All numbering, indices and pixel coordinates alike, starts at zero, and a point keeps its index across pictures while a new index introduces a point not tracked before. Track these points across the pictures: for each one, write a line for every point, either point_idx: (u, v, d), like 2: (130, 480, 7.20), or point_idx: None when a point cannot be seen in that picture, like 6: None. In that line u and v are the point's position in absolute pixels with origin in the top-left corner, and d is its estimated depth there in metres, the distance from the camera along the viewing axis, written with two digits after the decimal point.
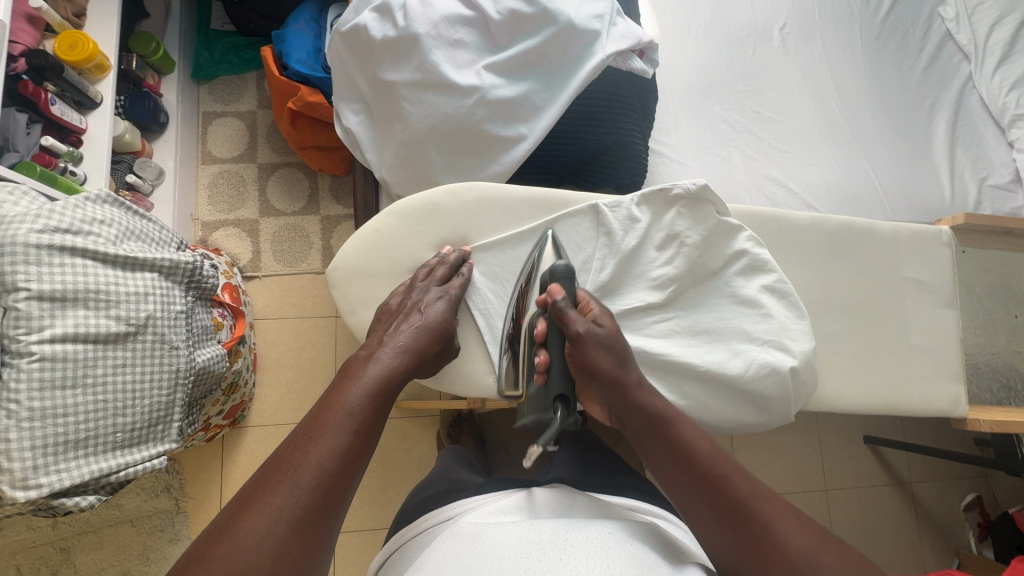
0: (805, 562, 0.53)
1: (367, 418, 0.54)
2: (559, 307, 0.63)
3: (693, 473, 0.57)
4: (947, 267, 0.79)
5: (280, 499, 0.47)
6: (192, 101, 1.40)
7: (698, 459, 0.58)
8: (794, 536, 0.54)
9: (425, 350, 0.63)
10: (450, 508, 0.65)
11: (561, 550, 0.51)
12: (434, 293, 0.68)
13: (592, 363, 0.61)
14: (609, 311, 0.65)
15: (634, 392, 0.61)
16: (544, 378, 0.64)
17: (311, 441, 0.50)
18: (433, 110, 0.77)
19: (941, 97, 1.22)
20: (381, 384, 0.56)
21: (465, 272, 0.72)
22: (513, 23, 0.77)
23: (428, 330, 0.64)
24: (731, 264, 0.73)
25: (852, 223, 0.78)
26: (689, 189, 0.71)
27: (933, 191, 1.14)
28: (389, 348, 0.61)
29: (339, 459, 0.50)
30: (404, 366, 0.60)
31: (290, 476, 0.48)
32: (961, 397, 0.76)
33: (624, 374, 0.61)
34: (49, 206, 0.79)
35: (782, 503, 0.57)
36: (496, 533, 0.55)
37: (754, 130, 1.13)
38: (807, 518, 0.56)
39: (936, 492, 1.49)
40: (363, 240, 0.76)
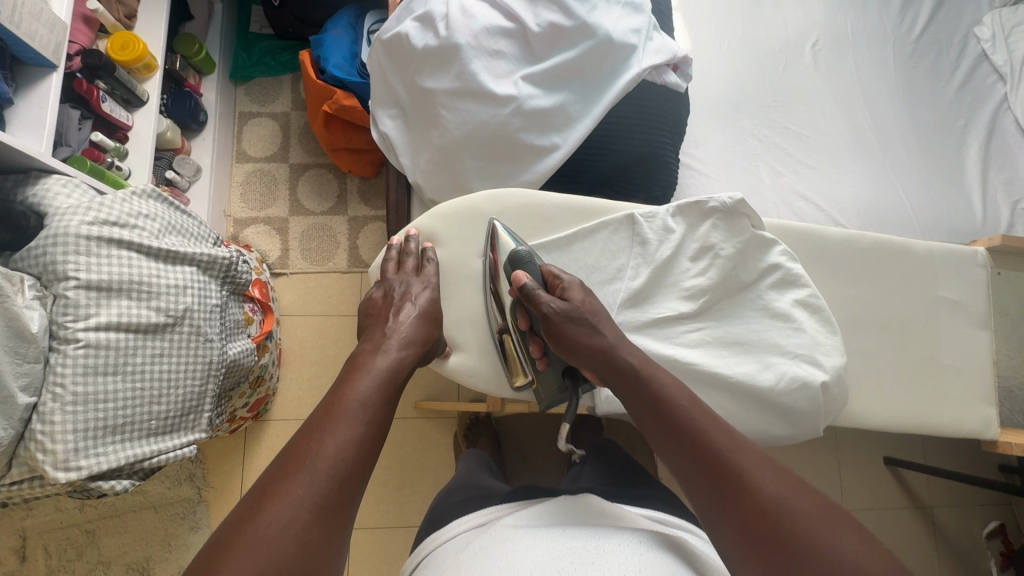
0: (780, 510, 0.49)
1: (377, 409, 0.56)
2: (526, 290, 0.67)
3: (669, 423, 0.58)
4: (982, 288, 0.79)
5: (300, 487, 0.47)
6: (229, 102, 1.45)
7: (672, 411, 0.58)
8: (770, 482, 0.51)
9: (424, 338, 0.68)
10: (479, 516, 0.67)
11: (593, 555, 0.52)
12: (419, 286, 0.72)
13: (568, 337, 0.64)
14: (577, 282, 0.68)
15: (613, 351, 0.63)
16: (545, 363, 0.72)
17: (325, 432, 0.52)
18: (470, 118, 0.78)
19: (975, 117, 1.21)
20: (388, 376, 0.60)
21: (432, 257, 0.75)
22: (552, 36, 0.79)
23: (423, 318, 0.69)
24: (764, 277, 0.73)
25: (886, 240, 0.77)
26: (725, 203, 0.72)
27: (965, 212, 1.13)
28: (391, 342, 0.64)
29: (355, 448, 0.52)
30: (406, 359, 0.63)
31: (309, 464, 0.49)
32: (993, 419, 0.76)
33: (599, 338, 0.63)
34: (98, 200, 0.83)
35: (765, 456, 0.55)
36: (526, 537, 0.57)
37: (782, 145, 1.14)
38: (791, 473, 0.53)
39: (957, 517, 1.46)
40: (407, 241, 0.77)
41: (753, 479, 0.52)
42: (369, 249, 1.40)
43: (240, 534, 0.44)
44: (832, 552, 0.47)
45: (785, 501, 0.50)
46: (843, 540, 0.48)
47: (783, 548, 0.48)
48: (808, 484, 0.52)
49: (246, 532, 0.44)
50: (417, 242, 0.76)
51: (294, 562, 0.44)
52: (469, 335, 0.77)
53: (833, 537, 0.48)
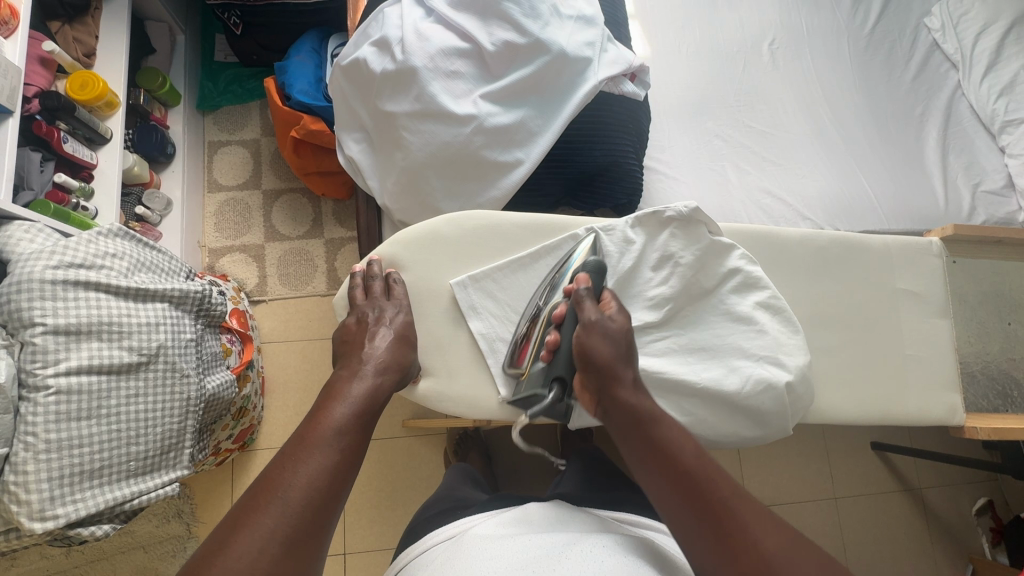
0: (778, 562, 0.50)
1: (352, 435, 0.56)
2: (580, 294, 0.68)
3: (675, 473, 0.57)
4: (938, 278, 0.81)
5: (270, 519, 0.47)
6: (197, 132, 1.44)
7: (682, 463, 0.58)
8: (768, 537, 0.52)
9: (401, 363, 0.68)
10: (454, 527, 0.67)
11: (556, 563, 0.53)
12: (391, 308, 0.72)
13: (590, 349, 0.64)
14: (624, 312, 0.69)
15: (623, 392, 0.62)
16: (550, 358, 0.70)
17: (297, 462, 0.52)
18: (432, 139, 0.79)
19: (931, 105, 1.24)
20: (365, 403, 0.60)
21: (397, 279, 0.75)
22: (507, 54, 0.80)
23: (398, 341, 0.69)
24: (725, 282, 0.74)
25: (842, 238, 0.79)
26: (681, 211, 0.73)
27: (927, 199, 1.15)
28: (368, 366, 0.64)
29: (327, 477, 0.52)
30: (384, 385, 0.64)
31: (279, 496, 0.49)
32: (958, 405, 0.77)
33: (617, 365, 0.63)
34: (63, 243, 0.82)
35: (767, 512, 0.55)
36: (494, 547, 0.57)
37: (747, 144, 1.16)
38: (796, 532, 0.53)
39: (946, 497, 1.48)
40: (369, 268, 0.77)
41: (761, 538, 0.52)
42: (347, 271, 1.40)
43: (208, 565, 0.44)
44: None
45: (790, 562, 0.50)
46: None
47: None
48: (807, 540, 0.53)
49: (215, 564, 0.44)
50: (380, 267, 0.76)
51: None
52: (440, 355, 0.77)
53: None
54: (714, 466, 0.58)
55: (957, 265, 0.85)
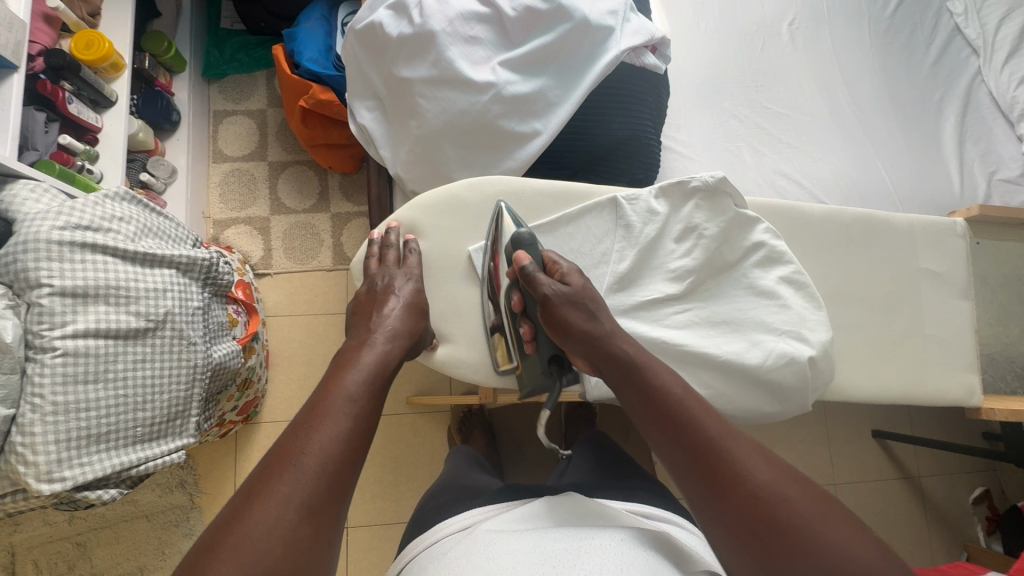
0: (769, 495, 0.49)
1: (365, 402, 0.55)
2: (527, 272, 0.67)
3: (664, 415, 0.56)
4: (962, 258, 0.80)
5: (286, 487, 0.47)
6: (202, 100, 1.41)
7: (667, 402, 0.57)
8: (760, 471, 0.50)
9: (411, 331, 0.66)
10: (467, 518, 0.67)
11: (576, 557, 0.52)
12: (402, 278, 0.71)
13: (565, 321, 0.65)
14: (576, 267, 0.69)
15: (608, 342, 0.63)
16: (534, 347, 0.73)
17: (311, 430, 0.51)
18: (449, 106, 0.77)
19: (950, 92, 1.22)
20: (376, 370, 0.59)
21: (412, 248, 0.75)
22: (528, 21, 0.78)
23: (410, 310, 0.68)
24: (748, 256, 0.74)
25: (865, 215, 0.78)
26: (707, 181, 0.72)
27: (943, 185, 1.14)
28: (377, 335, 0.63)
29: (341, 444, 0.51)
30: (393, 353, 0.62)
31: (294, 464, 0.48)
32: (976, 386, 0.77)
33: (594, 325, 0.64)
34: (70, 204, 0.80)
35: (755, 444, 0.54)
36: (509, 541, 0.57)
37: (763, 125, 1.14)
38: (785, 462, 0.52)
39: (945, 486, 1.50)
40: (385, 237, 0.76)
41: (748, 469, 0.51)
42: (354, 246, 1.38)
43: (226, 536, 0.44)
44: (828, 542, 0.46)
45: (781, 492, 0.49)
46: (836, 529, 0.47)
47: (783, 543, 0.47)
48: (796, 469, 0.52)
49: (231, 535, 0.44)
50: (397, 235, 0.75)
51: (281, 562, 0.43)
52: (455, 328, 0.77)
53: (825, 526, 0.47)
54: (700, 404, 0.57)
55: (979, 247, 0.84)
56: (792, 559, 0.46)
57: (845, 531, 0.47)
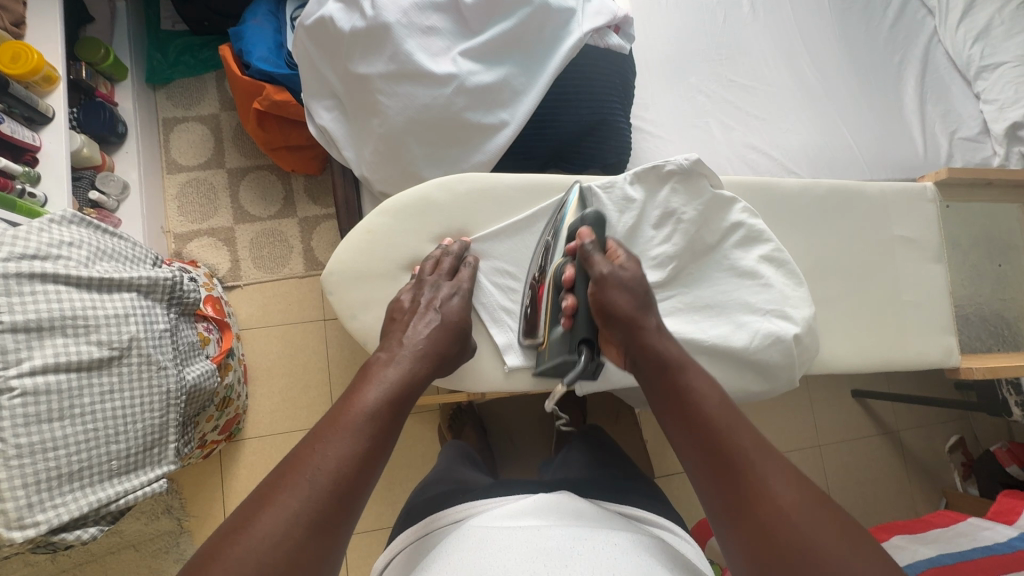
0: (792, 520, 0.46)
1: (384, 423, 0.52)
2: (586, 250, 0.63)
3: (694, 419, 0.54)
4: (933, 222, 0.81)
5: (295, 500, 0.45)
6: (149, 108, 1.34)
7: (699, 406, 0.54)
8: (787, 496, 0.48)
9: (443, 352, 0.62)
10: (465, 509, 0.66)
11: (566, 558, 0.51)
12: (448, 289, 0.67)
13: (612, 305, 0.61)
14: (635, 259, 0.65)
15: (649, 335, 0.59)
16: (570, 323, 0.65)
17: (326, 444, 0.48)
18: (410, 102, 0.75)
19: (909, 53, 1.23)
20: (401, 388, 0.55)
21: (471, 262, 0.72)
22: (486, 7, 0.75)
23: (445, 329, 0.63)
24: (727, 237, 0.73)
25: (838, 185, 0.79)
26: (682, 164, 0.71)
27: (908, 148, 1.16)
28: (407, 351, 0.59)
29: (355, 466, 0.48)
30: (422, 372, 0.58)
31: (307, 478, 0.46)
32: (954, 347, 0.78)
33: (638, 316, 0.60)
34: (12, 232, 0.75)
35: (789, 465, 0.51)
36: (503, 537, 0.55)
37: (730, 99, 1.14)
38: (824, 496, 0.48)
39: (921, 437, 1.56)
40: (357, 240, 0.74)
41: (781, 493, 0.48)
42: (326, 250, 1.34)
43: (218, 555, 0.41)
44: None
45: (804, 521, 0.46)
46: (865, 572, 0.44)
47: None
48: (831, 501, 0.48)
49: (234, 543, 0.42)
50: (461, 246, 0.73)
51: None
52: None
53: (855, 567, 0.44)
54: (740, 417, 0.54)
55: (949, 211, 0.85)
56: None
57: (876, 575, 0.44)
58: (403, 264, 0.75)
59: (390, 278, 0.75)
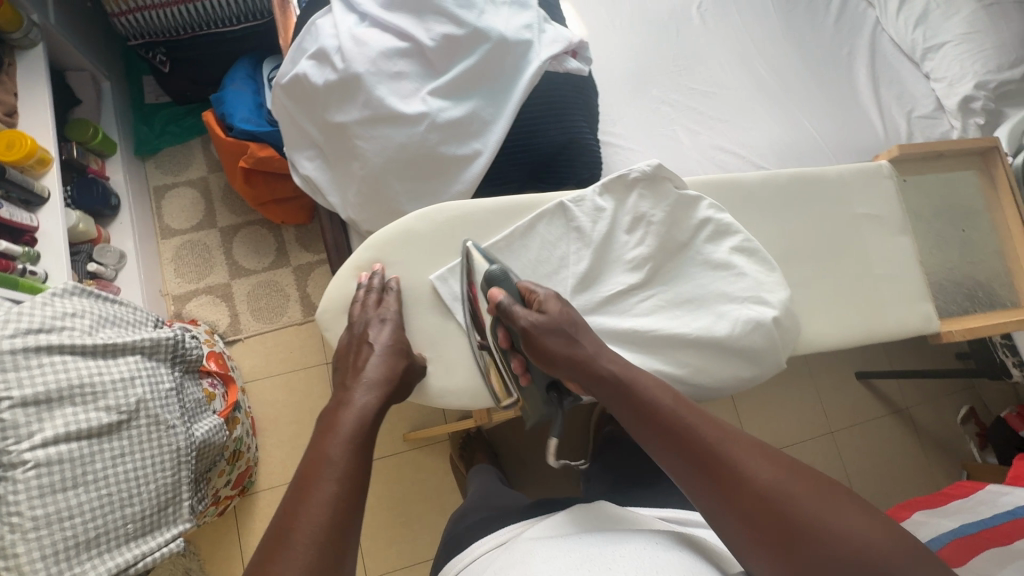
0: (774, 491, 0.51)
1: (353, 464, 0.55)
2: (503, 307, 0.68)
3: (659, 427, 0.58)
4: (894, 197, 0.84)
5: (283, 565, 0.46)
6: (140, 178, 1.39)
7: (660, 412, 0.59)
8: (760, 470, 0.52)
9: (389, 378, 0.66)
10: (504, 534, 0.67)
11: (609, 560, 0.53)
12: (380, 322, 0.71)
13: (547, 349, 0.65)
14: (551, 294, 0.68)
15: (592, 360, 0.64)
16: (529, 379, 0.73)
17: (302, 501, 0.50)
18: (387, 142, 0.80)
19: (857, 43, 1.30)
20: (358, 429, 0.58)
21: (393, 287, 0.75)
22: (448, 48, 0.79)
23: (388, 355, 0.68)
24: (699, 233, 0.76)
25: (798, 173, 0.82)
26: (644, 170, 0.75)
27: (869, 132, 1.21)
28: (356, 391, 0.63)
29: (332, 511, 0.50)
30: (371, 405, 0.62)
31: (290, 541, 0.47)
32: (932, 314, 0.81)
33: (577, 350, 0.64)
34: (17, 310, 0.77)
35: (753, 441, 0.56)
36: (544, 549, 0.57)
37: (692, 106, 1.20)
38: (787, 457, 0.54)
39: (931, 411, 1.57)
40: (346, 279, 0.77)
41: (757, 465, 0.53)
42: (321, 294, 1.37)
43: None
44: (843, 530, 0.48)
45: (783, 487, 0.51)
46: (850, 516, 0.49)
47: (799, 537, 0.49)
48: (795, 459, 0.54)
49: None
50: (380, 277, 0.75)
51: None
52: (436, 356, 0.77)
53: (835, 515, 0.49)
54: (697, 410, 0.59)
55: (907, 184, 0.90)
56: (803, 545, 0.48)
57: (852, 512, 0.49)
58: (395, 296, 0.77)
59: None
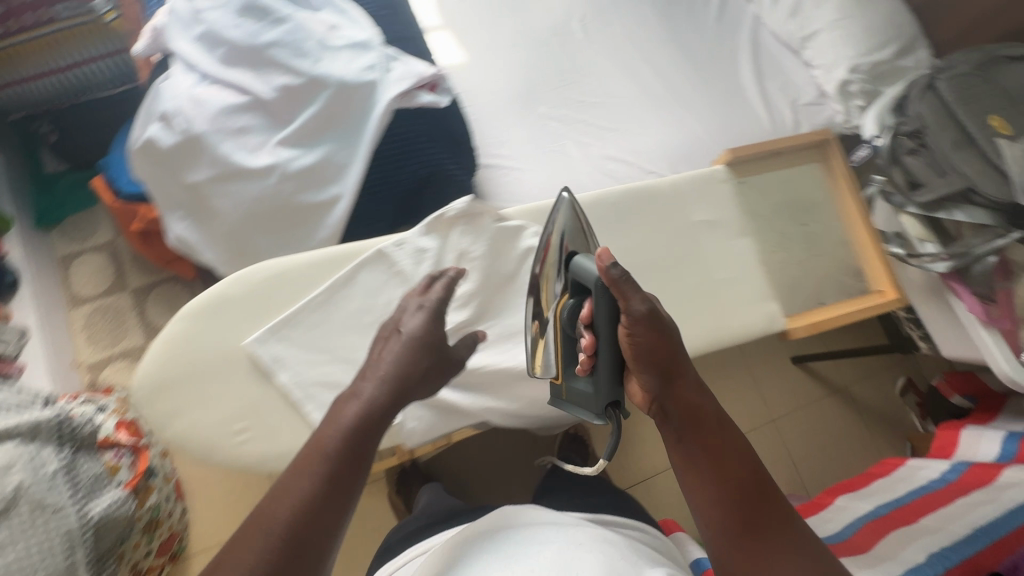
0: None
1: (341, 464, 0.53)
2: (616, 283, 0.57)
3: (730, 481, 0.53)
4: (729, 200, 0.92)
5: (251, 556, 0.46)
6: (44, 249, 1.36)
7: (747, 467, 0.54)
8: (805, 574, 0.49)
9: (408, 372, 0.61)
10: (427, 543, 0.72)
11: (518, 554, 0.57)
12: (414, 306, 0.66)
13: (641, 344, 0.57)
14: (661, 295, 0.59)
15: (688, 387, 0.57)
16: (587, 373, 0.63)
17: (282, 495, 0.50)
18: (241, 197, 0.79)
19: (739, 39, 1.32)
20: (363, 423, 0.56)
21: (449, 274, 0.68)
22: (289, 98, 0.79)
23: (409, 347, 0.63)
24: (524, 262, 0.81)
25: (634, 187, 0.88)
26: (461, 206, 0.78)
27: (757, 125, 1.23)
28: (363, 382, 0.60)
29: (304, 516, 0.49)
30: (383, 399, 0.59)
31: (265, 533, 0.47)
32: (774, 312, 0.87)
33: (678, 360, 0.58)
34: None
35: (817, 549, 0.52)
36: (458, 550, 0.61)
37: (581, 118, 1.21)
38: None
39: (870, 387, 1.58)
40: (157, 354, 0.74)
41: (781, 573, 0.49)
42: None
43: None
44: None
45: None
46: None
47: None
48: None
49: None
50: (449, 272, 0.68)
51: None
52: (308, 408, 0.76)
53: None
54: (767, 489, 0.53)
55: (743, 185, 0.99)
56: None
57: None
58: (214, 358, 0.74)
59: (209, 376, 0.74)
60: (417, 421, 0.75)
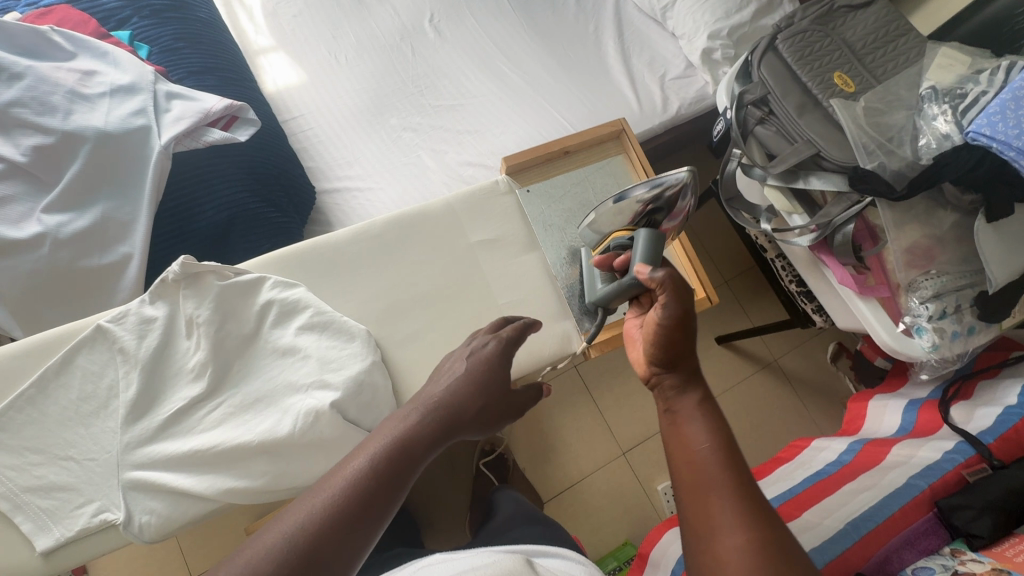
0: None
1: (382, 468, 0.47)
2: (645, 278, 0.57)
3: (709, 470, 0.48)
4: (513, 214, 0.86)
5: (256, 554, 0.39)
6: None
7: (723, 452, 0.49)
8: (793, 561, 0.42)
9: (456, 404, 0.55)
10: None
11: None
12: (485, 339, 0.64)
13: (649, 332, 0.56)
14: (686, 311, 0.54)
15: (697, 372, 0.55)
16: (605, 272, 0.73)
17: (326, 486, 0.44)
18: (12, 273, 0.70)
19: (602, 17, 1.25)
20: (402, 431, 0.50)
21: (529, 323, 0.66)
22: (47, 160, 0.73)
23: (467, 384, 0.58)
24: (264, 318, 0.72)
25: (398, 216, 0.83)
26: (175, 271, 0.69)
27: (624, 106, 1.15)
28: (415, 401, 0.56)
29: (321, 517, 0.42)
30: (431, 424, 0.52)
31: (283, 526, 0.41)
32: (570, 332, 0.82)
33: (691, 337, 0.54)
34: None
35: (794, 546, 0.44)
36: None
37: (437, 124, 1.14)
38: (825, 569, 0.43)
39: (801, 358, 1.52)
40: None
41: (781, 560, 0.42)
42: None
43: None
44: None
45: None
46: None
47: None
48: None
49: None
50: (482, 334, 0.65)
51: None
52: None
53: None
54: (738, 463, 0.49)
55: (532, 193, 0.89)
56: None
57: None
58: None
59: None
60: (150, 515, 0.62)
